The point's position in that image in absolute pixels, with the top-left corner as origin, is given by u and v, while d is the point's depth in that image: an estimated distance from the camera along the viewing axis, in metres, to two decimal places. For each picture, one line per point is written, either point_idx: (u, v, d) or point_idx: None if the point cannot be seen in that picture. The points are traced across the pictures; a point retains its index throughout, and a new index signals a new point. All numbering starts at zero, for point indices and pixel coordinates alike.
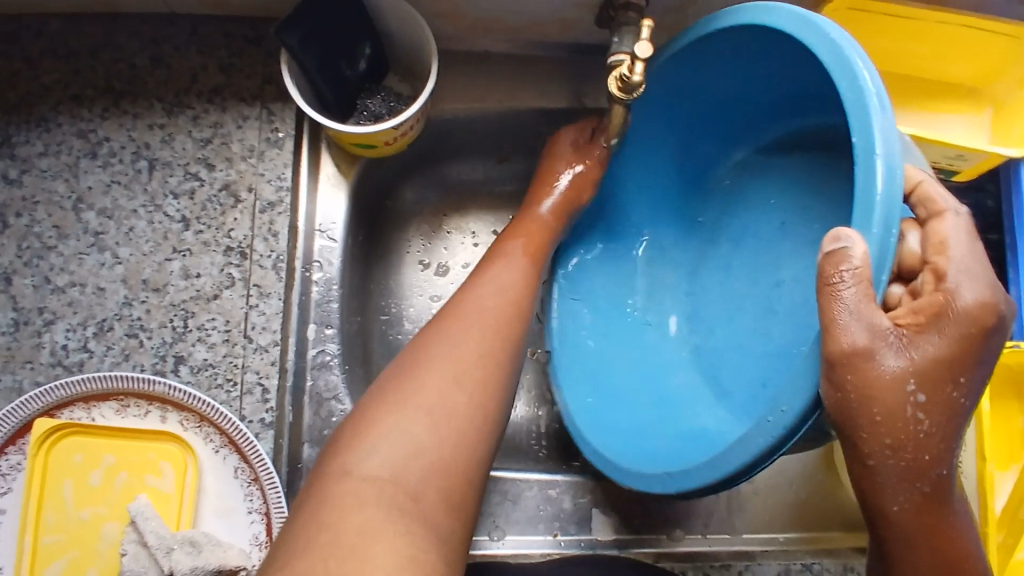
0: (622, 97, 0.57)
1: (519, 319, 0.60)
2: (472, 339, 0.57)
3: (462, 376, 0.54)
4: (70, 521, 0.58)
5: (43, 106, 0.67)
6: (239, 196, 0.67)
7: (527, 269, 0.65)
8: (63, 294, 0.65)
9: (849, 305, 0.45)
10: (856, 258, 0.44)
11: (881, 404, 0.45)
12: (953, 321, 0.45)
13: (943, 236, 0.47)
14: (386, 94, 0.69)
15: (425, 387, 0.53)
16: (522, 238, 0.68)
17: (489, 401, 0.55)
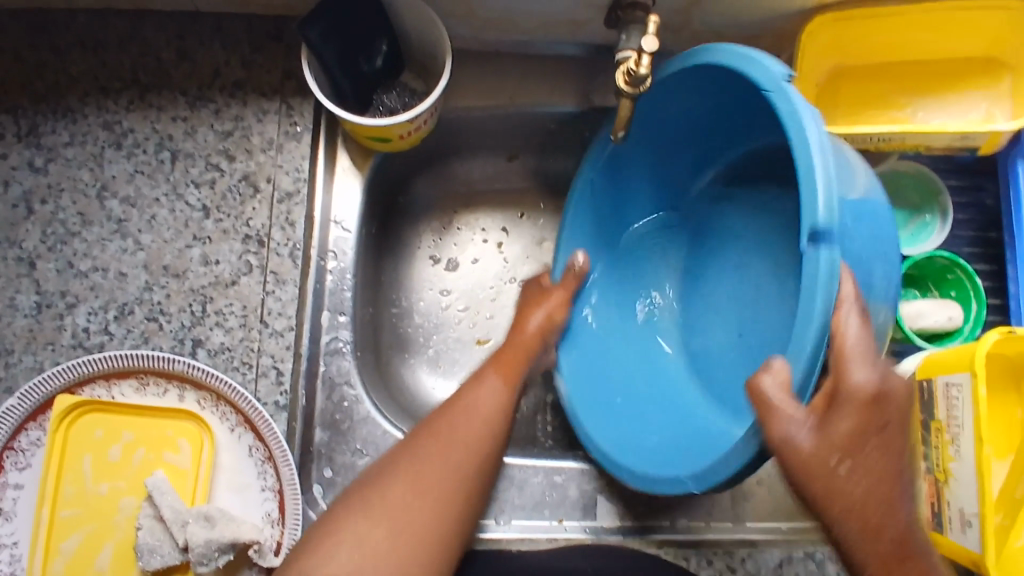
0: (629, 90, 0.59)
1: (491, 432, 0.62)
2: (446, 456, 0.59)
3: (424, 485, 0.57)
4: (88, 495, 0.59)
5: (70, 97, 0.70)
6: (258, 186, 0.69)
7: (501, 390, 0.65)
8: (86, 278, 0.67)
9: (771, 396, 0.52)
10: (769, 378, 0.52)
11: (822, 481, 0.51)
12: (846, 403, 0.51)
13: (837, 328, 0.50)
14: (401, 90, 0.72)
15: (391, 497, 0.56)
16: (495, 359, 0.68)
17: (452, 505, 0.58)
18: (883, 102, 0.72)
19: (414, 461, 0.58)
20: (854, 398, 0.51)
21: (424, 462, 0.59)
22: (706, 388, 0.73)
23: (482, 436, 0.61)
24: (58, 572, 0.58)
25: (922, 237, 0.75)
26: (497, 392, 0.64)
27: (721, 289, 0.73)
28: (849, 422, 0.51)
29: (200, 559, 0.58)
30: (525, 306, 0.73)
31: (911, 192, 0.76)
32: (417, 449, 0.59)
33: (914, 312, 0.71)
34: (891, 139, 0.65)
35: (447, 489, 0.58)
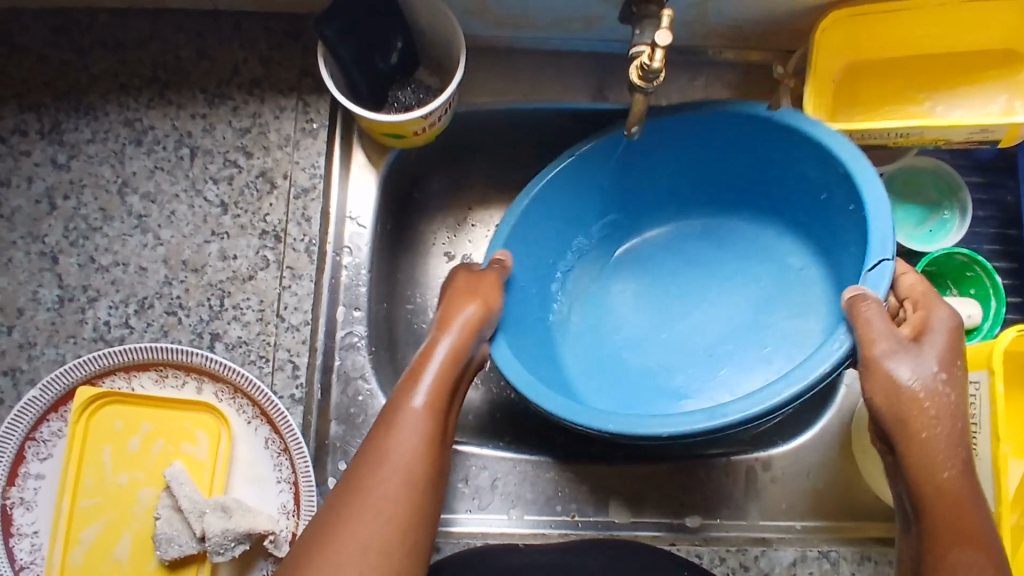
0: (642, 85, 0.59)
1: (412, 478, 0.56)
2: (375, 517, 0.54)
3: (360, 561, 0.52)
4: (108, 485, 0.60)
5: (91, 94, 0.71)
6: (275, 182, 0.70)
7: (423, 415, 0.59)
8: (107, 272, 0.68)
9: (869, 316, 0.57)
10: (871, 299, 0.57)
11: (907, 398, 0.56)
12: (934, 337, 0.57)
13: (918, 287, 0.60)
14: (416, 87, 0.73)
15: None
16: (412, 377, 0.60)
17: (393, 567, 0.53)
18: (901, 98, 0.71)
19: (346, 530, 0.53)
20: (941, 330, 0.57)
21: (371, 475, 0.56)
22: (586, 346, 0.77)
23: (418, 445, 0.57)
24: (78, 561, 0.59)
25: (940, 235, 0.73)
26: (421, 415, 0.58)
27: (653, 296, 0.78)
28: (934, 353, 0.57)
29: (217, 548, 0.58)
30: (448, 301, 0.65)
31: (929, 188, 0.74)
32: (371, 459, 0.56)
33: None
34: (909, 133, 0.64)
35: (393, 498, 0.55)
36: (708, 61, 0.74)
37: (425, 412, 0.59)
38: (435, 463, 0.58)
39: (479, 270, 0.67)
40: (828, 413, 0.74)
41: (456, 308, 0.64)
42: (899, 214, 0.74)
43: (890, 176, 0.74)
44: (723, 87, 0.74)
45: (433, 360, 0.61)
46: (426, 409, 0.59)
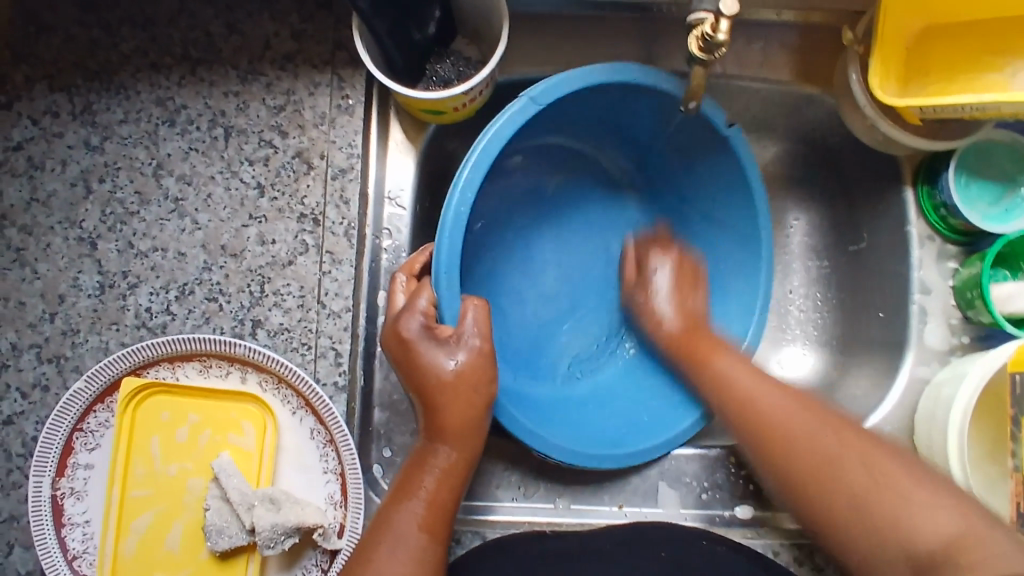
0: (703, 57, 0.56)
1: (463, 424, 0.57)
2: (407, 554, 0.53)
3: None
4: (157, 475, 0.60)
5: (122, 73, 0.69)
6: (312, 163, 0.67)
7: (451, 454, 0.57)
8: (146, 258, 0.67)
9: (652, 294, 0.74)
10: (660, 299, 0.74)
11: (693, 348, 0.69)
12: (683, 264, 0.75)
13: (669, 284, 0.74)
14: (455, 59, 0.69)
15: None
16: (444, 429, 0.57)
17: None
18: (979, 65, 0.66)
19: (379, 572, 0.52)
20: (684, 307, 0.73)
21: (382, 568, 0.52)
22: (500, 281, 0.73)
23: (418, 561, 0.53)
24: (130, 550, 0.60)
25: (1016, 214, 0.69)
26: (422, 537, 0.54)
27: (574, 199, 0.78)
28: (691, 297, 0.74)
29: (267, 541, 0.58)
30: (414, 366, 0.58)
31: (1003, 163, 0.70)
32: (366, 559, 0.53)
33: (1004, 294, 0.66)
34: (985, 108, 0.60)
35: None
36: (765, 23, 0.70)
37: (423, 530, 0.55)
38: (440, 559, 0.55)
39: (452, 335, 0.58)
40: (890, 403, 0.70)
41: (437, 395, 0.57)
42: (975, 190, 0.69)
43: (966, 149, 0.69)
44: (781, 50, 0.72)
45: (439, 467, 0.57)
46: (424, 523, 0.55)
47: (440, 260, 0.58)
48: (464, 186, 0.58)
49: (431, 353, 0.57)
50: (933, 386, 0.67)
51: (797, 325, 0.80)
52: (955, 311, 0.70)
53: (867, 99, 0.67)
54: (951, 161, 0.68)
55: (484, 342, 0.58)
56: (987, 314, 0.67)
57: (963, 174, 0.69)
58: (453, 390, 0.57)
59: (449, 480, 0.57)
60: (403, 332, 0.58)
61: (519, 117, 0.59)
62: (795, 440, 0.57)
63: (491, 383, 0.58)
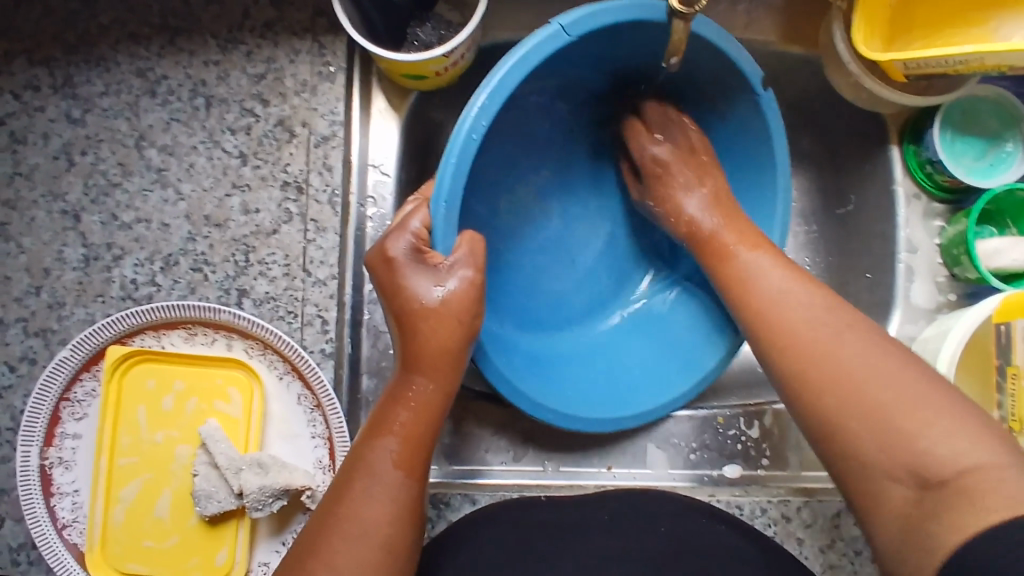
0: (682, 10, 0.56)
1: (442, 350, 0.56)
2: (379, 492, 0.53)
3: (364, 537, 0.51)
4: (145, 443, 0.60)
5: (102, 44, 0.68)
6: (294, 131, 0.67)
7: (427, 381, 0.56)
8: (130, 230, 0.67)
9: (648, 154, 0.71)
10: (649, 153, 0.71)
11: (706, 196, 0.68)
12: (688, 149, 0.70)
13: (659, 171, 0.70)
14: (436, 23, 0.69)
15: (322, 561, 0.50)
16: (423, 361, 0.56)
17: (400, 551, 0.52)
18: (961, 19, 0.65)
19: (351, 507, 0.52)
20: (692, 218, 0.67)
21: (356, 505, 0.52)
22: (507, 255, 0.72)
23: (393, 499, 0.53)
24: (119, 518, 0.60)
25: (1001, 169, 0.69)
26: (398, 473, 0.54)
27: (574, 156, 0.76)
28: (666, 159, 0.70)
29: (254, 504, 0.58)
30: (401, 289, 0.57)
31: (989, 119, 0.70)
32: (342, 496, 0.53)
33: (990, 250, 0.66)
34: (967, 60, 0.59)
35: (376, 523, 0.52)
36: None
37: (400, 467, 0.54)
38: (416, 495, 0.54)
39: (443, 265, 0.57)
40: None
41: (420, 323, 0.56)
42: (961, 146, 0.69)
43: (951, 105, 0.69)
44: (766, 13, 0.72)
45: (418, 400, 0.56)
46: (399, 458, 0.54)
47: (439, 193, 0.55)
48: (480, 115, 0.55)
49: (415, 283, 0.56)
50: (919, 343, 0.67)
51: None
52: (941, 269, 0.70)
53: (851, 56, 0.67)
54: (935, 118, 0.68)
55: (475, 272, 0.57)
56: (973, 269, 0.67)
57: (949, 130, 0.69)
58: (436, 322, 0.56)
59: (427, 415, 0.56)
60: (390, 250, 0.57)
61: (549, 46, 0.56)
62: (847, 360, 0.51)
63: (471, 315, 0.57)
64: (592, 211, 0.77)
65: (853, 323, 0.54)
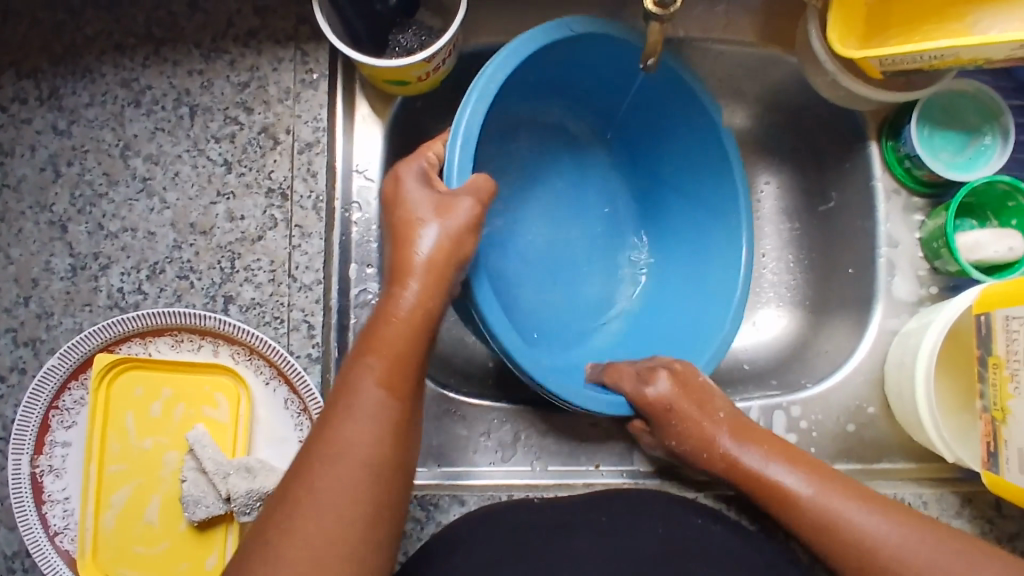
0: (658, 12, 0.57)
1: (432, 275, 0.58)
2: (363, 424, 0.53)
3: (351, 466, 0.52)
4: (133, 450, 0.61)
5: (87, 56, 0.69)
6: (278, 138, 0.68)
7: (417, 283, 0.57)
8: (116, 239, 0.67)
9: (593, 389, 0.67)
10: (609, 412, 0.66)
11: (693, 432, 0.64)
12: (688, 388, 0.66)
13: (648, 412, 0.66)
14: (417, 29, 0.70)
15: (317, 490, 0.51)
16: (413, 275, 0.57)
17: (389, 471, 0.53)
18: (939, 17, 0.66)
19: (335, 434, 0.53)
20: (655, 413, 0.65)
21: (341, 431, 0.53)
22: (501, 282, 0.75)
23: (378, 417, 0.54)
24: (110, 525, 0.60)
25: (980, 162, 0.69)
26: (380, 392, 0.55)
27: (546, 176, 0.80)
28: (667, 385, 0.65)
29: (243, 508, 0.59)
30: (401, 209, 0.60)
31: (967, 113, 0.70)
32: (327, 425, 0.54)
33: (971, 242, 0.67)
34: (943, 55, 0.60)
35: (365, 456, 0.53)
36: None
37: (383, 386, 0.55)
38: (402, 414, 0.55)
39: (451, 191, 0.60)
40: (860, 355, 0.71)
41: (410, 249, 0.58)
42: (939, 141, 0.70)
43: (928, 101, 0.70)
44: (744, 13, 0.72)
45: (399, 312, 0.57)
46: (385, 381, 0.55)
47: (461, 127, 0.59)
48: (473, 99, 0.59)
49: (421, 210, 0.59)
50: (901, 337, 0.68)
51: (770, 287, 0.81)
52: (922, 263, 0.71)
53: (827, 53, 0.68)
54: (913, 114, 0.68)
55: (478, 201, 0.59)
56: (954, 262, 0.67)
57: (927, 125, 0.70)
58: (422, 256, 0.58)
59: (413, 330, 0.57)
60: (404, 174, 0.61)
61: (513, 58, 0.61)
62: (852, 531, 0.58)
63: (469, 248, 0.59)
64: (580, 233, 0.80)
65: (825, 472, 0.62)
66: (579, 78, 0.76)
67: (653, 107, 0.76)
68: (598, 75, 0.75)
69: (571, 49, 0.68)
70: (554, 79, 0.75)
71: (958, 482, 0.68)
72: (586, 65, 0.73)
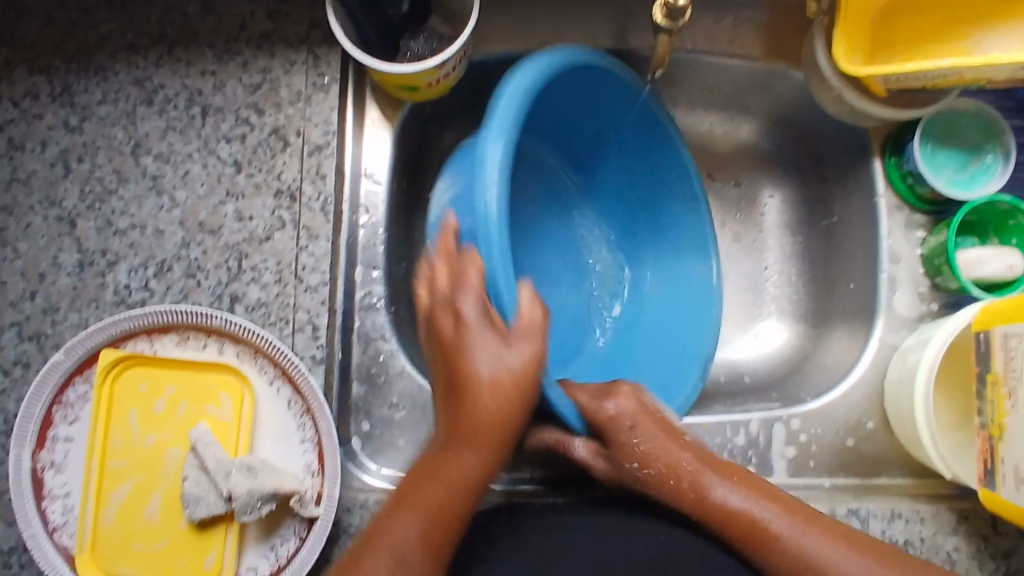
0: (666, 24, 0.57)
1: (512, 381, 0.57)
2: (423, 490, 0.56)
3: (426, 504, 0.55)
4: (136, 446, 0.61)
5: (100, 54, 0.70)
6: (288, 140, 0.68)
7: (525, 356, 0.57)
8: (125, 236, 0.68)
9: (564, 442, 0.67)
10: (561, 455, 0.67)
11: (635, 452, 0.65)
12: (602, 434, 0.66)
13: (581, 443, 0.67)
14: (429, 36, 0.71)
15: (392, 533, 0.54)
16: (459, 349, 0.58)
17: (456, 513, 0.56)
18: (938, 36, 0.67)
19: (423, 491, 0.56)
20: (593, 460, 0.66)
21: (424, 494, 0.56)
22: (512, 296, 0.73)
23: (465, 483, 0.57)
24: (109, 521, 0.60)
25: (982, 180, 0.70)
26: (427, 561, 0.53)
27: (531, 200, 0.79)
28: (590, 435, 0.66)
29: (243, 507, 0.59)
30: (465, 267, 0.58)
31: (969, 131, 0.71)
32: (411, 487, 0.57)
33: (972, 260, 0.67)
34: (947, 74, 0.61)
35: (433, 509, 0.55)
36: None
37: (425, 551, 0.53)
38: (478, 472, 0.57)
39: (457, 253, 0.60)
40: (861, 369, 0.71)
41: (467, 411, 0.57)
42: (942, 158, 0.71)
43: (931, 118, 0.71)
44: (752, 28, 0.73)
45: (456, 477, 0.57)
46: (478, 457, 0.57)
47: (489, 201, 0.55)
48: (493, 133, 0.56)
49: (476, 348, 0.57)
50: (902, 352, 0.69)
51: (772, 301, 0.81)
52: (923, 280, 0.71)
53: (832, 69, 0.69)
54: (916, 131, 0.69)
55: (534, 347, 0.57)
56: (954, 279, 0.68)
57: (930, 142, 0.71)
58: (469, 335, 0.57)
59: (506, 418, 0.57)
60: (446, 323, 0.59)
61: (534, 74, 0.59)
62: (785, 549, 0.59)
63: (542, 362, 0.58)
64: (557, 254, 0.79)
65: (792, 505, 0.61)
66: (589, 113, 0.75)
67: (640, 137, 0.77)
68: (608, 109, 0.74)
69: (577, 76, 0.66)
70: (573, 114, 0.74)
71: (953, 499, 0.69)
72: (596, 94, 0.71)
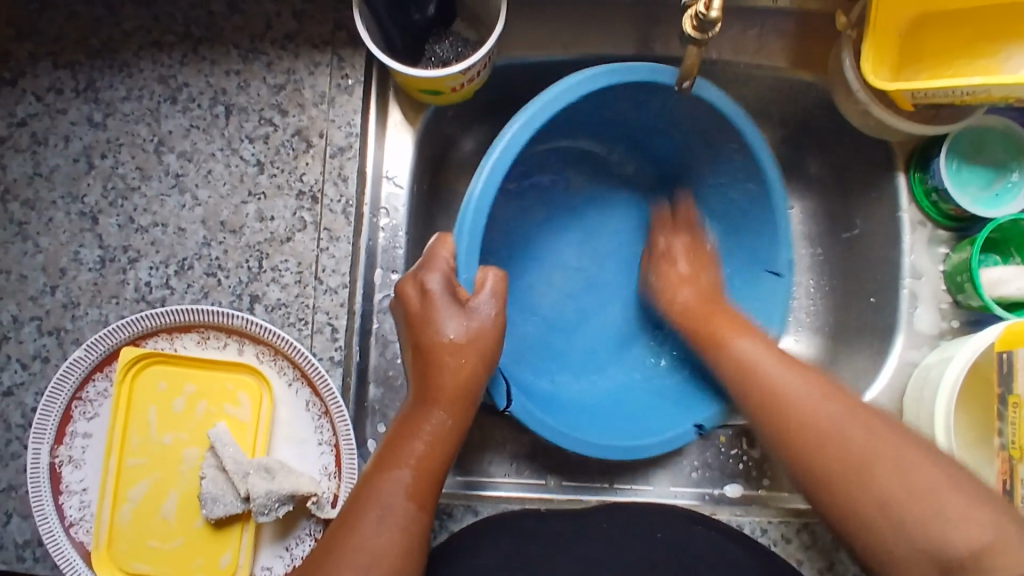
0: (697, 37, 0.57)
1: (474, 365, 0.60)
2: (395, 468, 0.56)
3: (413, 487, 0.56)
4: (154, 445, 0.61)
5: (125, 50, 0.70)
6: (311, 141, 0.68)
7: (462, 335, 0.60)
8: (146, 233, 0.68)
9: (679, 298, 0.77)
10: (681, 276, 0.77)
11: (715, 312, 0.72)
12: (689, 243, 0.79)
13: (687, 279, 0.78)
14: (454, 40, 0.71)
15: (361, 528, 0.53)
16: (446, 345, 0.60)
17: (428, 492, 0.57)
18: (971, 52, 0.67)
19: (386, 471, 0.56)
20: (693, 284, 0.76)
21: (384, 480, 0.56)
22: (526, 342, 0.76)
23: (433, 462, 0.57)
24: (126, 518, 0.61)
25: (1007, 199, 0.70)
26: (411, 506, 0.55)
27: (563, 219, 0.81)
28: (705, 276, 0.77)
29: (261, 508, 0.59)
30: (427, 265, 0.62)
31: (996, 149, 0.71)
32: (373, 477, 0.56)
33: (993, 278, 0.67)
34: (976, 92, 0.61)
35: (408, 488, 0.56)
36: (760, 8, 0.72)
37: (411, 501, 0.55)
38: (448, 455, 0.59)
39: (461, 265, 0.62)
40: (879, 385, 0.71)
41: (440, 370, 0.60)
42: (967, 174, 0.70)
43: (957, 135, 0.70)
44: (778, 38, 0.73)
45: (433, 433, 0.58)
46: (446, 428, 0.59)
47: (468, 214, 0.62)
48: (505, 144, 0.62)
49: (442, 316, 0.60)
50: (921, 369, 0.68)
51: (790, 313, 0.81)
52: (944, 296, 0.71)
53: (860, 83, 0.68)
54: (942, 148, 0.69)
55: (497, 313, 0.62)
56: (976, 297, 0.68)
57: (955, 158, 0.70)
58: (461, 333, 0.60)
59: (462, 397, 0.60)
60: (428, 285, 0.61)
61: (567, 94, 0.64)
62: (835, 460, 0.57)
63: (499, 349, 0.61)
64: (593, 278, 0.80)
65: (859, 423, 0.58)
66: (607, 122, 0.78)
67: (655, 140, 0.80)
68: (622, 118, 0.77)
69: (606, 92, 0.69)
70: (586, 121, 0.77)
71: None
72: (621, 106, 0.74)
